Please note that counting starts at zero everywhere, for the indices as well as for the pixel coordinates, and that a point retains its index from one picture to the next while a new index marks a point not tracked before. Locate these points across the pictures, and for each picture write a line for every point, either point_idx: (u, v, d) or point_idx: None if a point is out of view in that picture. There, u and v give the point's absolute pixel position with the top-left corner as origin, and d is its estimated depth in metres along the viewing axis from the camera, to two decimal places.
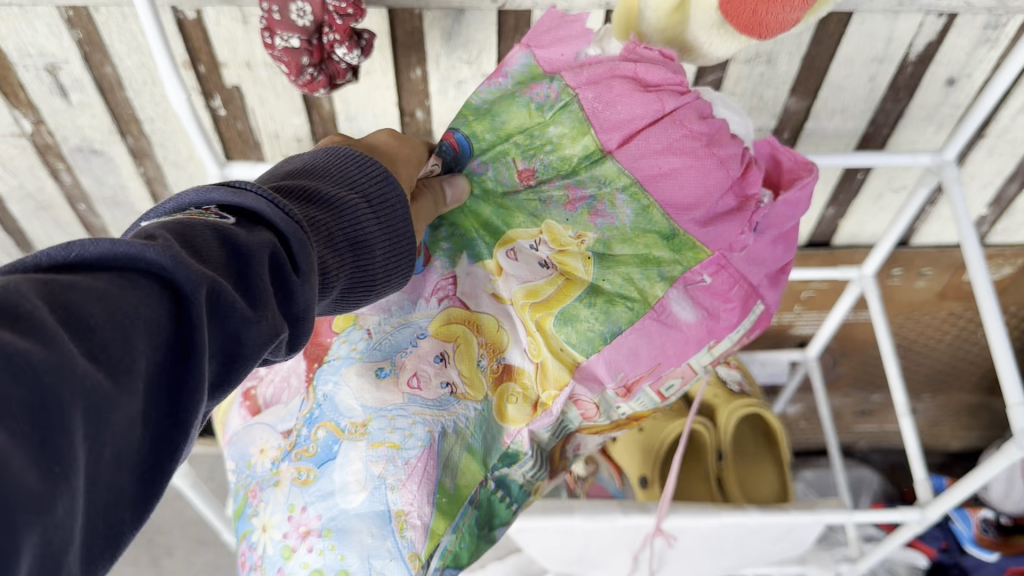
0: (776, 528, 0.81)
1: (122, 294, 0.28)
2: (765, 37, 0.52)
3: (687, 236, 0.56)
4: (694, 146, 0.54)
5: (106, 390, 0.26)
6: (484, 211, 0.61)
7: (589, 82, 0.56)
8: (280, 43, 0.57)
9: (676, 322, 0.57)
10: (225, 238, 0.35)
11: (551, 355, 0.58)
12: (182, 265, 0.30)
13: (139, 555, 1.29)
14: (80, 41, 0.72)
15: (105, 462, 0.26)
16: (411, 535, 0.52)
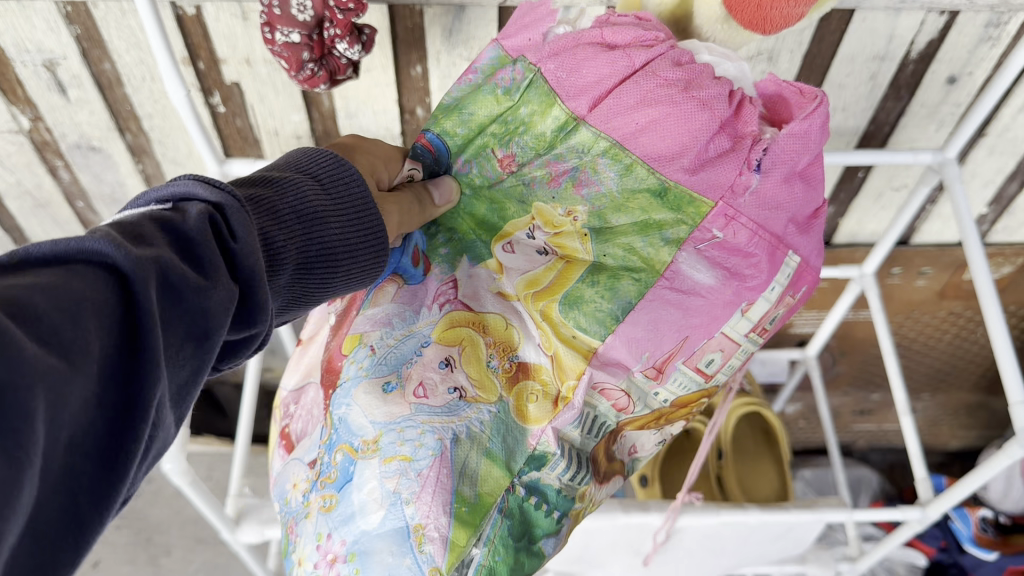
0: (777, 528, 0.81)
1: (66, 281, 0.28)
2: (769, 33, 0.52)
3: (681, 186, 0.52)
4: (671, 93, 0.50)
5: (58, 374, 0.26)
6: (478, 209, 0.62)
7: (550, 55, 0.55)
8: (281, 38, 0.57)
9: (695, 287, 0.54)
10: (161, 221, 0.34)
11: (562, 344, 0.56)
12: (123, 247, 0.30)
13: (137, 555, 1.29)
14: (79, 37, 0.71)
15: (60, 442, 0.27)
16: (430, 549, 0.49)
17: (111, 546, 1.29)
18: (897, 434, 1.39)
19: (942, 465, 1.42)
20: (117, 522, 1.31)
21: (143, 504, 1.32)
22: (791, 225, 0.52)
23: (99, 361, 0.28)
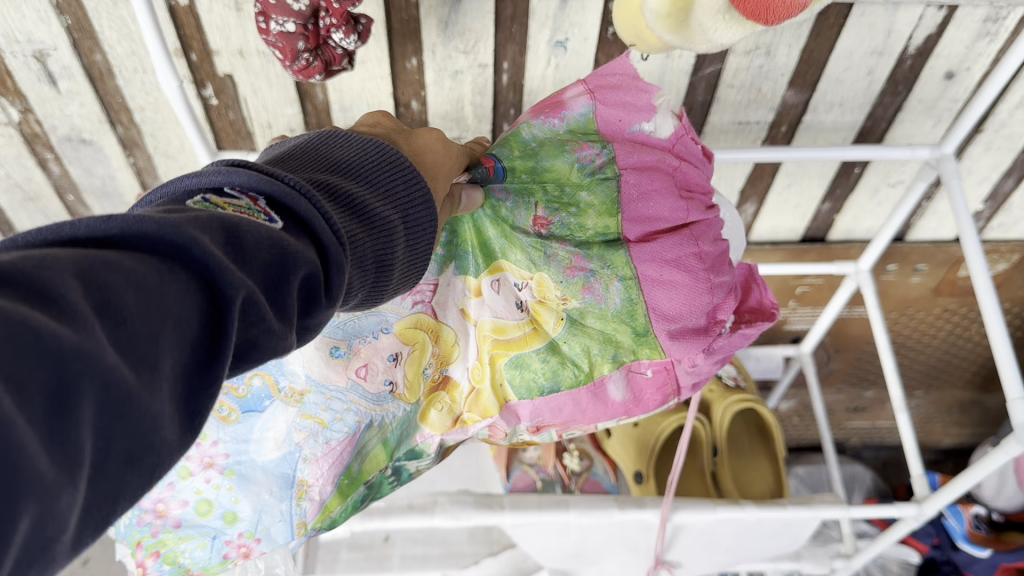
0: (773, 525, 0.81)
1: (162, 283, 0.24)
2: (771, 23, 0.52)
3: (654, 338, 0.60)
4: (696, 266, 0.57)
5: (131, 388, 0.21)
6: (487, 231, 0.58)
7: (634, 166, 0.59)
8: (276, 27, 0.56)
9: (606, 397, 0.62)
10: (277, 243, 0.29)
11: (490, 389, 0.61)
12: (225, 268, 0.26)
13: None
14: (69, 27, 0.70)
15: (113, 462, 0.22)
16: (305, 506, 0.56)
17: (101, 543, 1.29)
18: (890, 431, 1.39)
19: (936, 462, 1.43)
20: None
21: None
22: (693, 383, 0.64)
23: (171, 381, 0.23)
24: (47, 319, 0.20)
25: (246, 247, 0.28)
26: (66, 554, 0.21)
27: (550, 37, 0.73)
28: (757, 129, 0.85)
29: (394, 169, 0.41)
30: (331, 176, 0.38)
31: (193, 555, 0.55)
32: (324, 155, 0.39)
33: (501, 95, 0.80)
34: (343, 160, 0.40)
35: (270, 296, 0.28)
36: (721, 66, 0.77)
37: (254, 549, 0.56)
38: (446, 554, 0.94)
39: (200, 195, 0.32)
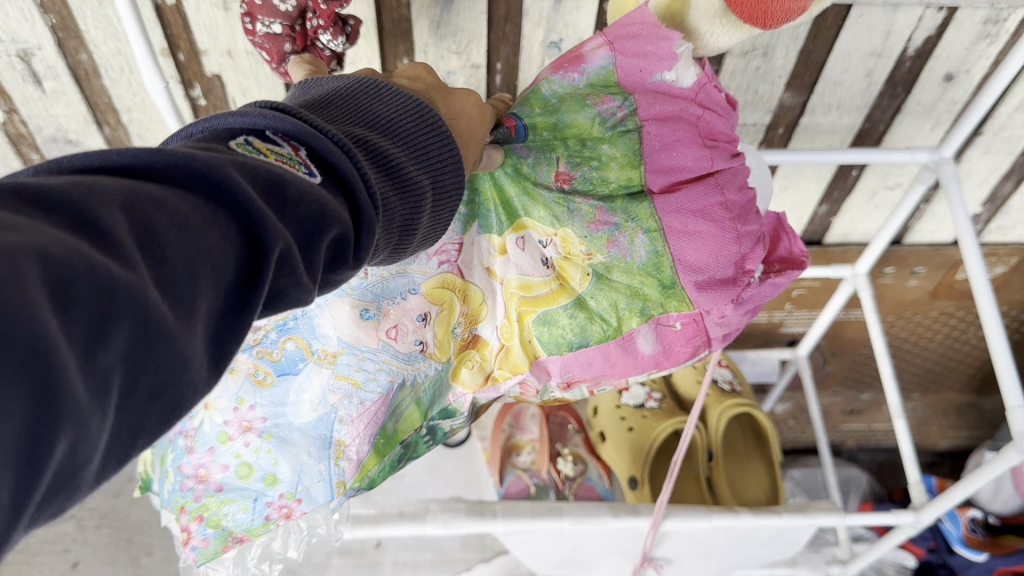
0: (767, 532, 0.80)
1: (203, 225, 0.24)
2: (771, 26, 0.51)
3: (682, 289, 0.58)
4: (722, 215, 0.55)
5: (167, 326, 0.22)
6: (508, 188, 0.56)
7: (657, 117, 0.55)
8: (262, 29, 0.55)
9: (636, 351, 0.61)
10: (316, 195, 0.29)
11: (520, 346, 0.59)
12: (265, 216, 0.26)
13: (118, 554, 1.28)
14: (54, 27, 0.69)
15: (143, 394, 0.22)
16: (343, 465, 0.56)
17: (91, 547, 1.28)
18: (886, 433, 1.38)
19: (932, 464, 1.42)
20: (97, 522, 1.30)
21: (124, 504, 1.31)
22: (721, 334, 0.63)
23: (204, 322, 0.24)
24: (93, 252, 0.20)
25: (290, 199, 0.28)
26: (90, 482, 0.21)
27: (544, 38, 0.72)
28: (754, 132, 0.84)
29: (431, 131, 0.39)
30: (371, 128, 0.37)
31: (235, 517, 0.54)
32: (367, 103, 0.38)
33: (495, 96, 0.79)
34: (384, 110, 0.38)
35: (303, 251, 0.28)
36: (718, 67, 0.76)
37: (295, 510, 0.55)
38: (439, 561, 0.93)
39: (243, 137, 0.31)
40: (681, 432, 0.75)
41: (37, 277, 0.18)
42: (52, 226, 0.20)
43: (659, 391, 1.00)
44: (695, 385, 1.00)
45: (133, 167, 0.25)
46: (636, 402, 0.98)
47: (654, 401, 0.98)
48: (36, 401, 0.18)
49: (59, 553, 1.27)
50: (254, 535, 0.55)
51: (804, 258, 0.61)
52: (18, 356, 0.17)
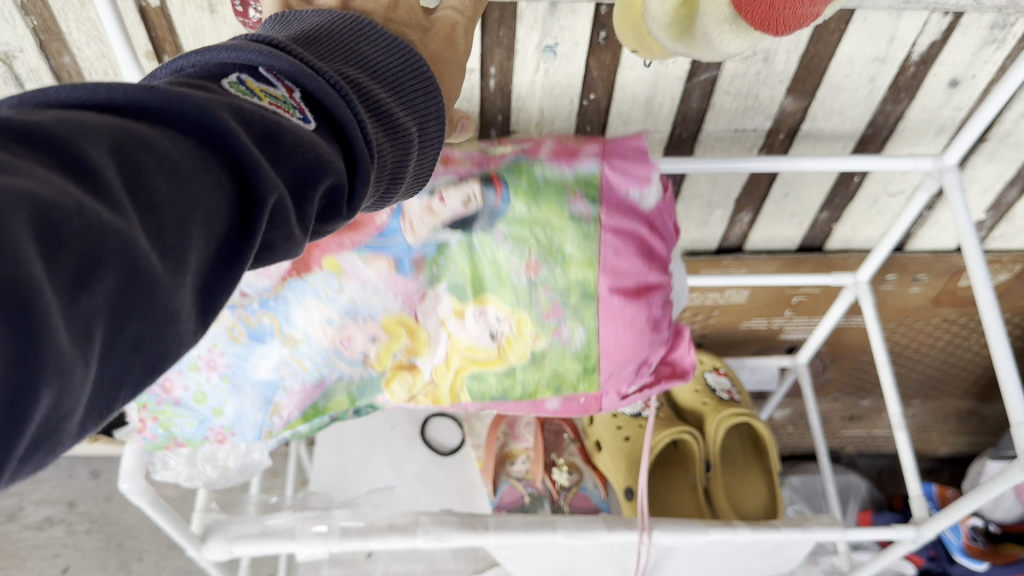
0: (766, 546, 0.78)
1: (193, 172, 0.24)
2: (781, 34, 0.48)
3: (598, 377, 0.66)
4: (644, 327, 0.64)
5: (159, 275, 0.22)
6: (482, 263, 0.65)
7: (615, 230, 0.64)
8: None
9: (546, 408, 0.70)
10: (307, 141, 0.30)
11: (448, 390, 0.69)
12: (257, 168, 0.27)
13: (109, 560, 1.26)
14: (35, 28, 0.67)
15: (130, 346, 0.22)
16: (274, 421, 0.67)
17: (81, 552, 1.26)
18: (887, 439, 1.36)
19: (933, 470, 1.40)
20: (87, 527, 1.28)
21: (115, 508, 1.30)
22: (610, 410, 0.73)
23: (195, 275, 0.24)
24: (85, 196, 0.20)
25: (283, 147, 0.29)
26: (73, 434, 0.21)
27: (538, 42, 0.70)
28: (754, 137, 0.82)
29: (411, 75, 0.41)
30: (359, 71, 0.38)
31: (182, 428, 0.66)
32: (351, 43, 0.40)
33: (489, 101, 0.77)
34: (372, 57, 0.40)
35: (292, 200, 0.29)
36: (716, 73, 0.74)
37: (228, 438, 0.67)
38: (431, 571, 0.92)
39: (236, 74, 0.32)
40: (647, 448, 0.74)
41: (29, 222, 0.18)
42: (42, 167, 0.20)
43: (656, 400, 0.98)
44: (693, 394, 0.99)
45: (121, 104, 0.25)
46: (633, 411, 0.96)
47: (652, 409, 0.97)
48: (21, 349, 0.17)
49: (50, 558, 1.25)
50: (193, 442, 0.67)
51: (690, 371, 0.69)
52: (7, 305, 0.17)
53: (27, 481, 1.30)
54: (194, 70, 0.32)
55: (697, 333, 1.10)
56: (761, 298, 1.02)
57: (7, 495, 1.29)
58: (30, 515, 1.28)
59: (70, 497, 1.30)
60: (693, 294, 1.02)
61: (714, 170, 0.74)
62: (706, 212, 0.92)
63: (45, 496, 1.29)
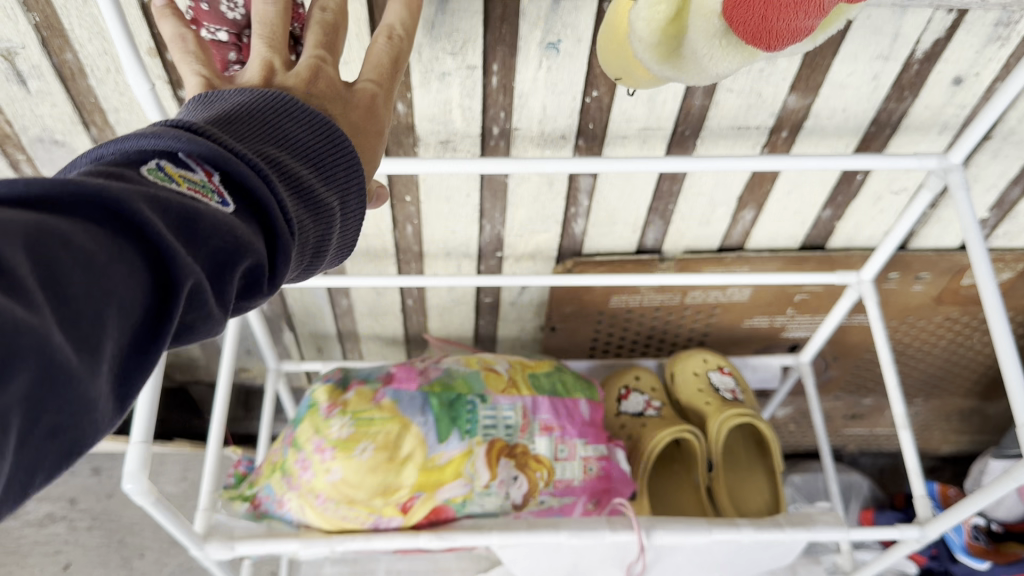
0: (770, 546, 0.78)
1: (109, 262, 0.25)
2: (774, 49, 0.48)
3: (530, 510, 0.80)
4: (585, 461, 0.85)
5: (68, 367, 0.23)
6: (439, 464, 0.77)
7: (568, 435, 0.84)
8: (207, 34, 0.53)
9: None
10: (229, 224, 0.32)
11: None
12: (176, 255, 0.28)
13: (110, 557, 1.26)
14: (37, 25, 0.67)
15: (44, 432, 0.23)
16: None
17: (83, 548, 1.26)
18: (888, 438, 1.36)
19: (934, 469, 1.40)
20: (89, 523, 1.28)
21: (116, 505, 1.30)
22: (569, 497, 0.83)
23: (110, 363, 0.26)
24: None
25: (200, 233, 0.30)
26: None
27: (541, 39, 0.70)
28: (757, 135, 0.82)
29: (326, 146, 0.42)
30: (284, 146, 0.39)
31: None
32: (276, 119, 0.41)
33: (490, 98, 0.77)
34: (298, 132, 0.41)
35: (211, 279, 0.30)
36: None
37: None
38: (432, 570, 0.92)
39: (156, 160, 0.33)
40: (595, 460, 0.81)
41: None
42: None
43: (659, 400, 0.98)
44: (696, 392, 0.98)
45: (34, 197, 0.26)
46: (635, 410, 0.96)
47: (654, 409, 0.96)
48: None
49: (51, 555, 1.25)
50: None
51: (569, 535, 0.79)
52: None
53: None
54: (112, 156, 0.32)
55: (698, 331, 1.10)
56: (763, 296, 1.02)
57: None
58: (32, 511, 1.28)
59: (71, 494, 1.30)
60: (695, 293, 1.02)
61: (717, 169, 0.74)
62: (708, 210, 0.92)
63: (46, 493, 1.29)
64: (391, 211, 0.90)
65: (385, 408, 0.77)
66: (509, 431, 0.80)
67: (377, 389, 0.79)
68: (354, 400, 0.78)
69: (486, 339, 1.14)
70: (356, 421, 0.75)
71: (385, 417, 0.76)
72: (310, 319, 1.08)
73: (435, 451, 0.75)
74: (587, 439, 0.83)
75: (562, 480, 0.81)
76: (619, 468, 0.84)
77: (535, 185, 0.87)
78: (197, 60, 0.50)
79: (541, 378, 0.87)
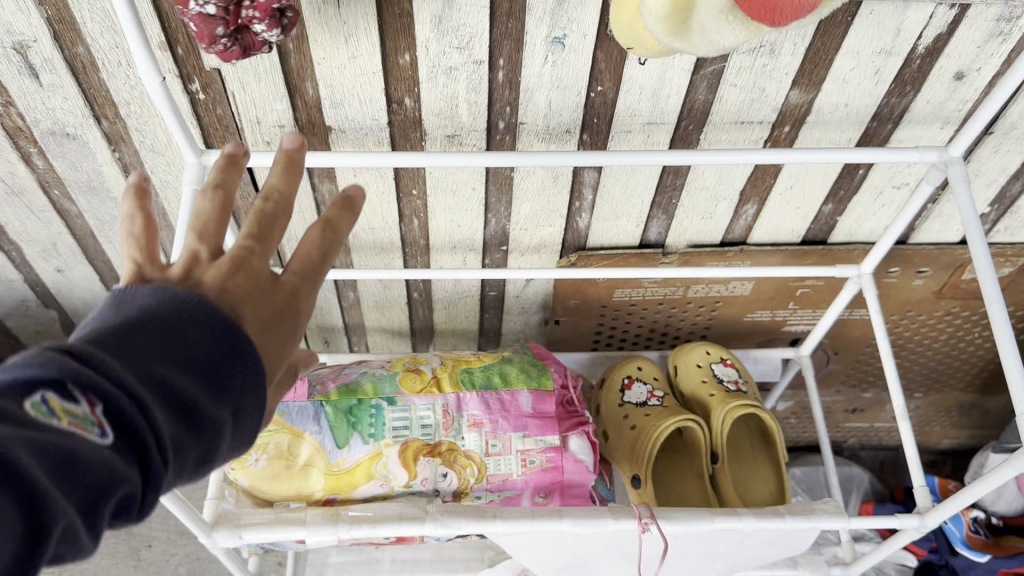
0: (769, 533, 0.79)
1: None
2: (777, 24, 0.50)
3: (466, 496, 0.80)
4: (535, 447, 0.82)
5: None
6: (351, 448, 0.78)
7: (503, 417, 0.81)
8: (195, 8, 0.56)
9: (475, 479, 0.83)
10: (98, 459, 0.30)
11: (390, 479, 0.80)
12: (50, 497, 0.28)
13: (119, 547, 1.27)
14: (50, 18, 0.68)
15: None
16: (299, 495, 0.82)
17: None
18: (889, 432, 1.37)
19: (934, 463, 1.41)
20: None
21: None
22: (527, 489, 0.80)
23: None
24: None
25: (79, 472, 0.29)
26: None
27: (547, 33, 0.71)
28: (760, 130, 0.83)
29: (233, 360, 0.37)
30: (187, 351, 0.35)
31: None
32: (181, 310, 0.37)
33: (496, 92, 0.77)
34: (209, 323, 0.37)
35: (86, 516, 0.29)
36: (722, 65, 0.75)
37: None
38: (438, 558, 0.92)
39: (40, 392, 0.29)
40: (543, 443, 0.81)
41: None
42: None
43: (661, 390, 0.99)
44: (700, 383, 0.99)
45: None
46: (638, 400, 0.97)
47: (656, 399, 0.97)
48: None
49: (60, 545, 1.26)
50: None
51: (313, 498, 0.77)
52: None
53: None
54: None
55: (700, 325, 1.11)
56: (765, 290, 1.03)
57: None
58: None
59: None
60: (698, 286, 1.03)
61: (720, 162, 0.75)
62: (711, 205, 0.93)
63: None
64: (397, 205, 0.91)
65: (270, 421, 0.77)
66: (425, 431, 0.79)
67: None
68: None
69: (490, 332, 1.15)
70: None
71: (273, 429, 0.77)
72: (316, 312, 1.09)
73: (337, 456, 0.77)
74: (527, 432, 0.81)
75: (496, 474, 0.80)
76: (572, 459, 0.81)
77: (539, 179, 0.88)
78: (138, 247, 0.44)
79: (476, 373, 0.84)
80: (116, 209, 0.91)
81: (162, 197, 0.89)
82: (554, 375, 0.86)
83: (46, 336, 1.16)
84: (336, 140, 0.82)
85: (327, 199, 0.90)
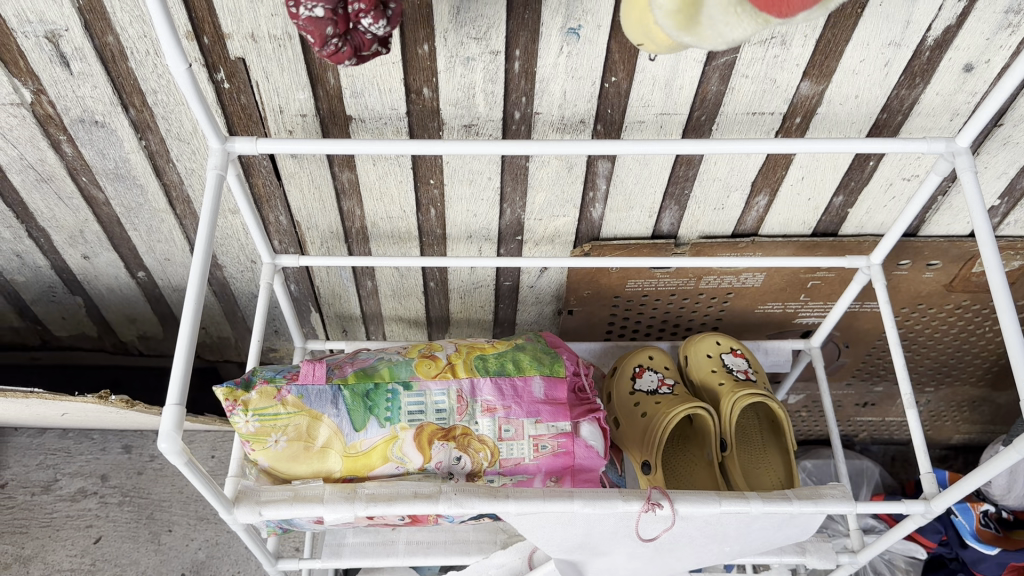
0: (778, 516, 0.80)
1: None
2: (785, 16, 0.50)
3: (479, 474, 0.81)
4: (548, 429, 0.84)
5: None
6: (366, 426, 0.79)
7: (516, 400, 0.83)
8: (304, 12, 0.56)
9: None
10: None
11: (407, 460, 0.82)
12: None
13: (140, 531, 1.30)
14: (81, 8, 0.71)
15: None
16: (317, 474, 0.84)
17: (113, 523, 1.30)
18: (900, 426, 1.38)
19: (945, 458, 1.42)
20: (119, 499, 1.32)
21: (146, 482, 1.34)
22: (539, 474, 0.82)
23: None
24: None
25: None
26: None
27: (562, 24, 0.73)
28: (771, 121, 0.84)
29: None
30: None
31: None
32: None
33: (512, 83, 0.79)
34: None
35: None
36: (734, 56, 0.77)
37: None
38: (453, 540, 0.95)
39: None
40: (558, 427, 0.82)
41: None
42: None
43: (672, 378, 1.01)
44: (709, 373, 1.01)
45: None
46: (649, 388, 0.98)
47: (667, 387, 0.99)
48: None
49: (83, 529, 1.29)
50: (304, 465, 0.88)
51: (332, 475, 0.78)
52: None
53: (61, 455, 1.33)
54: None
55: (712, 316, 1.13)
56: (776, 281, 1.04)
57: (42, 467, 1.32)
58: (64, 487, 1.31)
59: (103, 470, 1.33)
60: (710, 277, 1.04)
61: (733, 151, 0.77)
62: (723, 196, 0.94)
63: (78, 469, 1.33)
64: (415, 193, 0.93)
65: (289, 403, 0.79)
66: (439, 415, 0.81)
67: (281, 385, 0.79)
68: (255, 398, 0.79)
69: (505, 322, 1.17)
70: (261, 416, 0.78)
71: (292, 411, 0.78)
72: (335, 300, 1.12)
73: (354, 438, 0.79)
74: (539, 417, 0.82)
75: (509, 459, 0.81)
76: (583, 445, 0.83)
77: (554, 169, 0.90)
78: None
79: (490, 360, 0.86)
80: (142, 196, 0.93)
81: (187, 184, 0.92)
82: (566, 362, 0.89)
83: (72, 322, 1.19)
84: (356, 129, 0.84)
85: (347, 187, 0.92)
